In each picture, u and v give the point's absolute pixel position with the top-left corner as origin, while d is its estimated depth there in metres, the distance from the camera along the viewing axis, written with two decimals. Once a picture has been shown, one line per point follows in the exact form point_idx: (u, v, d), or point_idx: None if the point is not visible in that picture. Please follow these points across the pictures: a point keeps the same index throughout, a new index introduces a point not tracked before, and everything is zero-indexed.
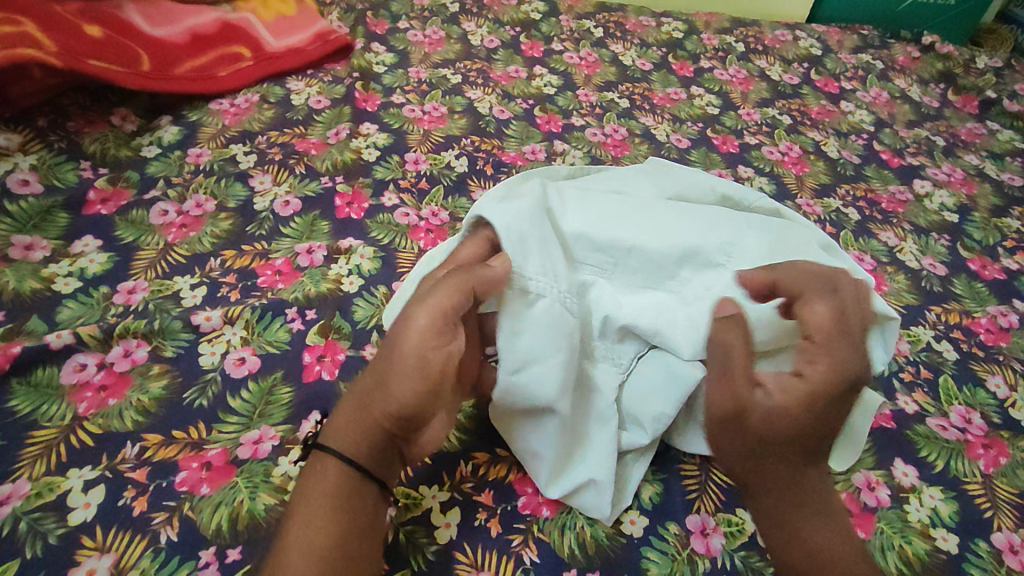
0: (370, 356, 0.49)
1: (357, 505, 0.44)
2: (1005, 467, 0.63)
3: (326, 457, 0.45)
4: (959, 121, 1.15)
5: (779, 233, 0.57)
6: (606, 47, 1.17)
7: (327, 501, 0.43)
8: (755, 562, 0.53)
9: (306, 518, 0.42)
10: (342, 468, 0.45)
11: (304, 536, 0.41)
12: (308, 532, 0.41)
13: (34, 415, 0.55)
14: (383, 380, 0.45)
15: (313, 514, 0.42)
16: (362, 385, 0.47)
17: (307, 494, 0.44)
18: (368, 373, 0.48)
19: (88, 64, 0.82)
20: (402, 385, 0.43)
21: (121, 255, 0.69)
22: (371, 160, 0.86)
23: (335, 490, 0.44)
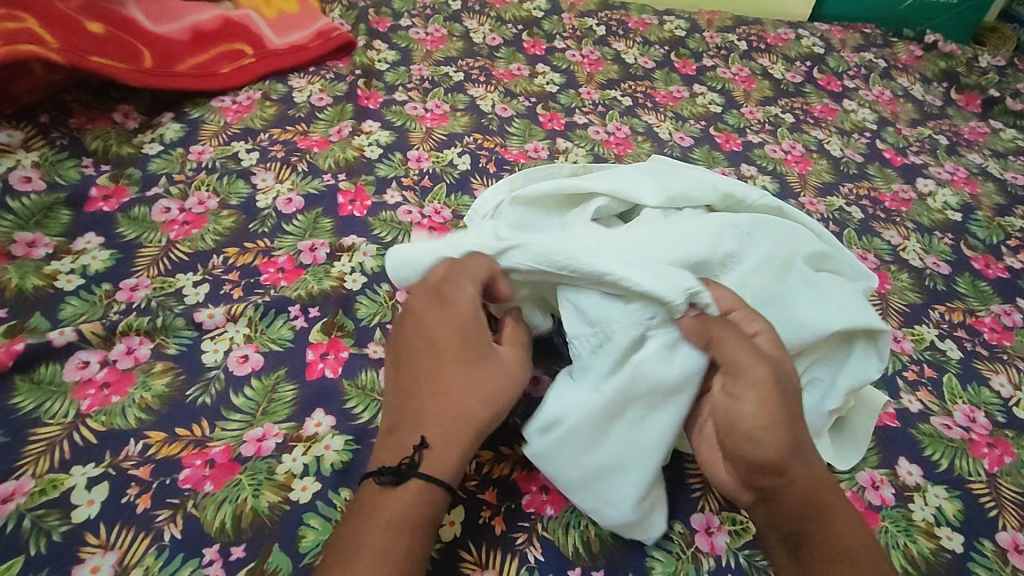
0: (443, 357, 0.51)
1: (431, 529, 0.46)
2: (1009, 466, 0.63)
3: (433, 486, 0.46)
4: (962, 120, 1.15)
5: (781, 237, 0.57)
6: (608, 45, 1.17)
7: (427, 533, 0.45)
8: (759, 561, 0.53)
9: (411, 549, 0.43)
10: (443, 496, 0.47)
11: (410, 568, 0.43)
12: (413, 567, 0.43)
13: (37, 412, 0.55)
14: (492, 395, 0.50)
15: (417, 547, 0.44)
16: (451, 389, 0.49)
17: (411, 527, 0.44)
18: (461, 377, 0.50)
19: (90, 60, 0.81)
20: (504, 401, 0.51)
21: (123, 252, 0.69)
22: (374, 158, 0.86)
23: (429, 522, 0.46)
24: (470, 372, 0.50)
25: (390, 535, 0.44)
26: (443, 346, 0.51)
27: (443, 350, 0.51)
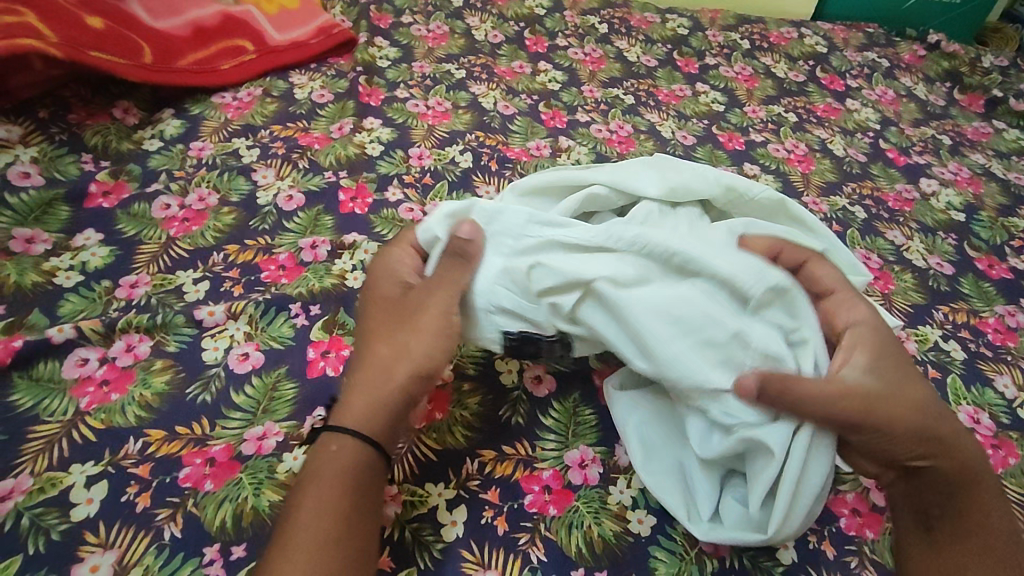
0: (375, 334, 0.54)
1: (363, 492, 0.47)
2: (1014, 467, 0.63)
3: (342, 438, 0.48)
4: (965, 120, 1.15)
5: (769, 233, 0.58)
6: (611, 43, 1.17)
7: (337, 480, 0.46)
8: (763, 562, 0.53)
9: (316, 495, 0.45)
10: (354, 445, 0.48)
11: (314, 511, 0.44)
12: (315, 509, 0.44)
13: (36, 410, 0.55)
14: (406, 350, 0.51)
15: (322, 492, 0.45)
16: (371, 356, 0.52)
17: (316, 476, 0.46)
18: (383, 347, 0.52)
19: (90, 55, 0.81)
20: (425, 346, 0.51)
21: (123, 249, 0.69)
22: (375, 155, 0.85)
23: (345, 474, 0.47)
24: (391, 338, 0.53)
25: (300, 488, 0.46)
26: (375, 326, 0.54)
27: (374, 329, 0.54)
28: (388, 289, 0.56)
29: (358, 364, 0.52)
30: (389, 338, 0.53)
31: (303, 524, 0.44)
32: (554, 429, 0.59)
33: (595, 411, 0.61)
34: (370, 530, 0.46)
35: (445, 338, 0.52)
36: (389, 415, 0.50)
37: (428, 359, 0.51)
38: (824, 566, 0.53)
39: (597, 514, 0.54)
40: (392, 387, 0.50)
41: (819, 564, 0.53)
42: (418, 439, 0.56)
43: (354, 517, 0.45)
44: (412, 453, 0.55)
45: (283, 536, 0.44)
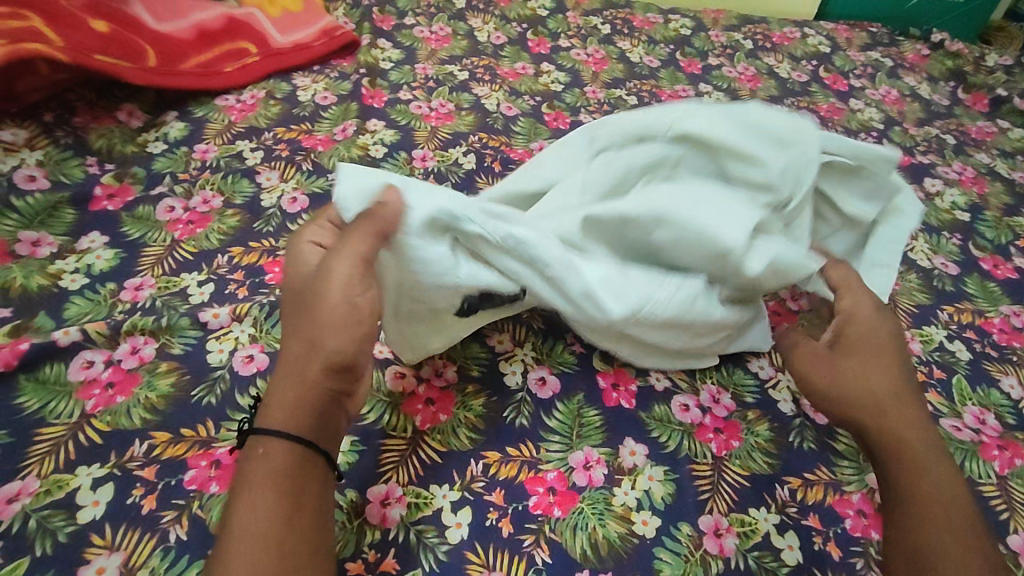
0: (289, 327, 0.49)
1: (303, 489, 0.44)
2: (1020, 469, 0.63)
3: (267, 439, 0.45)
4: (970, 119, 1.14)
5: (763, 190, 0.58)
6: (613, 43, 1.17)
7: (272, 482, 0.43)
8: (768, 563, 0.53)
9: (250, 503, 0.42)
10: (281, 446, 0.44)
11: (255, 522, 0.41)
12: (255, 520, 0.42)
13: (41, 412, 0.55)
14: (313, 344, 0.46)
15: (260, 499, 0.42)
16: (284, 353, 0.48)
17: (249, 485, 0.43)
18: (291, 343, 0.47)
19: (94, 59, 0.81)
20: (342, 334, 0.46)
21: (128, 251, 0.69)
22: (379, 157, 0.85)
23: (284, 476, 0.44)
24: (299, 331, 0.47)
25: (234, 502, 0.43)
26: (287, 318, 0.49)
27: (285, 324, 0.49)
28: (301, 274, 0.51)
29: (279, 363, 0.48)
30: (297, 330, 0.48)
31: (246, 538, 0.41)
32: (559, 431, 0.59)
33: (600, 412, 0.61)
34: (313, 522, 0.44)
35: (352, 323, 0.47)
36: (314, 407, 0.46)
37: (340, 350, 0.46)
38: (830, 567, 0.53)
39: (602, 515, 0.54)
40: (308, 382, 0.46)
41: (824, 565, 0.53)
42: (422, 441, 0.56)
43: (299, 514, 0.43)
44: (416, 454, 0.55)
45: (225, 554, 0.41)
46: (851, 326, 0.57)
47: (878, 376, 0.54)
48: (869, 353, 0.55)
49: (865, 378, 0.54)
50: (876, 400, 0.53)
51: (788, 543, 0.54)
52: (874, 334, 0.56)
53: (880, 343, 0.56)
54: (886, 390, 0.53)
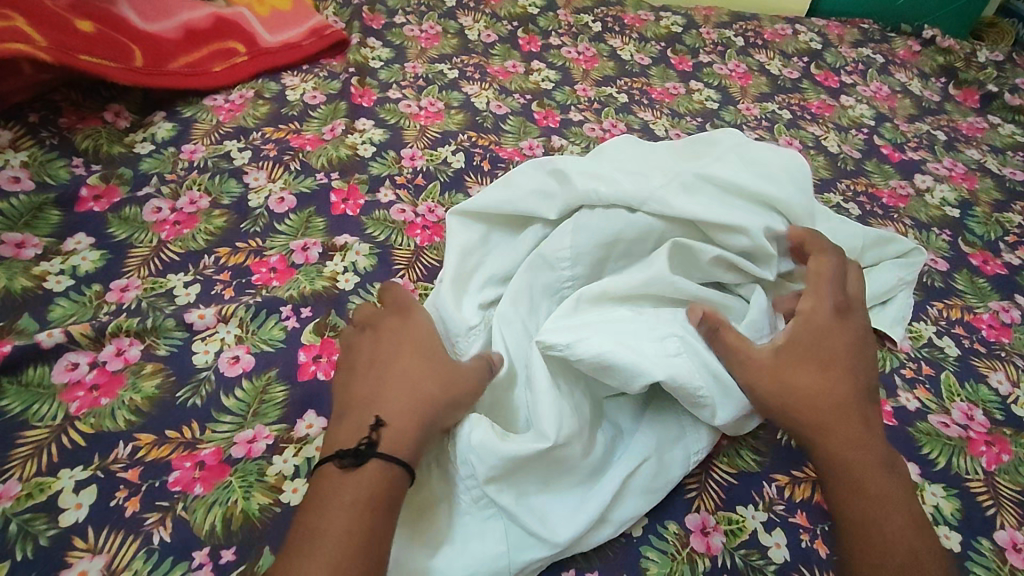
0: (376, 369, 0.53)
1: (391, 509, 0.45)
2: (1007, 464, 0.63)
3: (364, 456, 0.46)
4: (960, 115, 1.15)
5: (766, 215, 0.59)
6: (604, 41, 1.16)
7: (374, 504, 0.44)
8: (755, 560, 0.53)
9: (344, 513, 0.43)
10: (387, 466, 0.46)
11: (337, 526, 0.42)
12: (346, 524, 0.42)
13: (25, 415, 0.55)
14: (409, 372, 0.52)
15: (341, 512, 0.43)
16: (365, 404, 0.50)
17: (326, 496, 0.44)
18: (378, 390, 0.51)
19: (79, 59, 0.81)
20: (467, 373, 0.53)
21: (113, 252, 0.69)
22: (367, 156, 0.85)
23: (368, 492, 0.44)
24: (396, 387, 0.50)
25: (310, 516, 0.43)
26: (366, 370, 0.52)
27: (351, 392, 0.52)
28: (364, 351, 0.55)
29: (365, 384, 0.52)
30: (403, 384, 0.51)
31: (342, 547, 0.42)
32: None
33: None
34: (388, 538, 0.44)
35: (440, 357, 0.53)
36: (414, 436, 0.48)
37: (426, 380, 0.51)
38: (817, 564, 0.53)
39: None
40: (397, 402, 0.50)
41: (810, 562, 0.53)
42: None
43: (378, 521, 0.43)
44: None
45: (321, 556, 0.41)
46: (796, 333, 0.54)
47: (829, 387, 0.52)
48: (814, 363, 0.53)
49: (817, 391, 0.52)
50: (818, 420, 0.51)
51: (775, 541, 0.54)
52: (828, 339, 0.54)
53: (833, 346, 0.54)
54: (831, 408, 0.51)
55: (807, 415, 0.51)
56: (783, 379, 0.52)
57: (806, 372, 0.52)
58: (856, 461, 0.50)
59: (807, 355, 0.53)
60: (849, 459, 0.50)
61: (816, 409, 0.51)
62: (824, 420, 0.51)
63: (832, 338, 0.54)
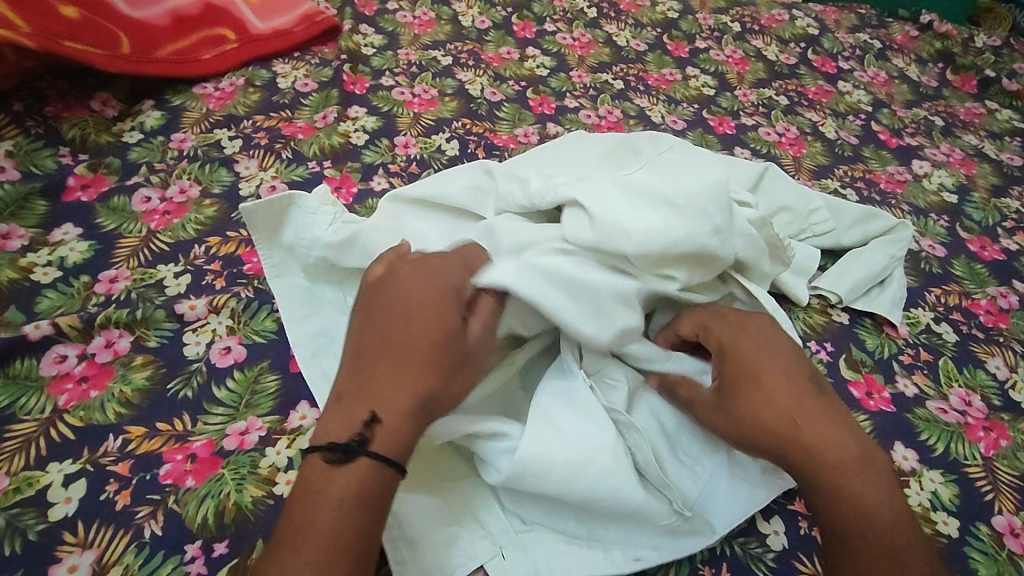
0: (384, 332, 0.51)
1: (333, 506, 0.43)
2: (1005, 450, 0.63)
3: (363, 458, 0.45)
4: (958, 101, 1.14)
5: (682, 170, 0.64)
6: (600, 27, 1.15)
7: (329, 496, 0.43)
8: (754, 548, 0.53)
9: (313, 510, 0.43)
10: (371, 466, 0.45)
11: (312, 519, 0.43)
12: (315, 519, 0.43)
13: (12, 408, 0.54)
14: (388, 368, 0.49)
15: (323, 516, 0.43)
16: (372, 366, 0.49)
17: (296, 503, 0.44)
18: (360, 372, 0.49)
19: (63, 46, 0.79)
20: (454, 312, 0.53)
21: (102, 243, 0.67)
22: (360, 144, 0.84)
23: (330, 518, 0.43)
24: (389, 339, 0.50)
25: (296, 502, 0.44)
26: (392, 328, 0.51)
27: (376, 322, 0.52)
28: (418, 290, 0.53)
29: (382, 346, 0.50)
30: (401, 308, 0.52)
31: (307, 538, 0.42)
32: None
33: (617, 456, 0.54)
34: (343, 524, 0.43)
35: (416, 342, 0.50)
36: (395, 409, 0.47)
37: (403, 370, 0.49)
38: (815, 551, 0.53)
39: None
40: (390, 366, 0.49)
41: (809, 550, 0.53)
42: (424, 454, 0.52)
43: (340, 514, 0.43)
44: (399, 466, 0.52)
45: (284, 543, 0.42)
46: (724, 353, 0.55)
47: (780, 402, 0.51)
48: (755, 359, 0.54)
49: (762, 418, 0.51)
50: (790, 407, 0.51)
51: (773, 528, 0.54)
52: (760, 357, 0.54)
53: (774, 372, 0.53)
54: (786, 391, 0.52)
55: (779, 431, 0.50)
56: (742, 388, 0.52)
57: (752, 382, 0.53)
58: (843, 465, 0.49)
59: (741, 370, 0.53)
60: (835, 463, 0.49)
61: (762, 420, 0.51)
62: (795, 422, 0.50)
63: (756, 342, 0.55)
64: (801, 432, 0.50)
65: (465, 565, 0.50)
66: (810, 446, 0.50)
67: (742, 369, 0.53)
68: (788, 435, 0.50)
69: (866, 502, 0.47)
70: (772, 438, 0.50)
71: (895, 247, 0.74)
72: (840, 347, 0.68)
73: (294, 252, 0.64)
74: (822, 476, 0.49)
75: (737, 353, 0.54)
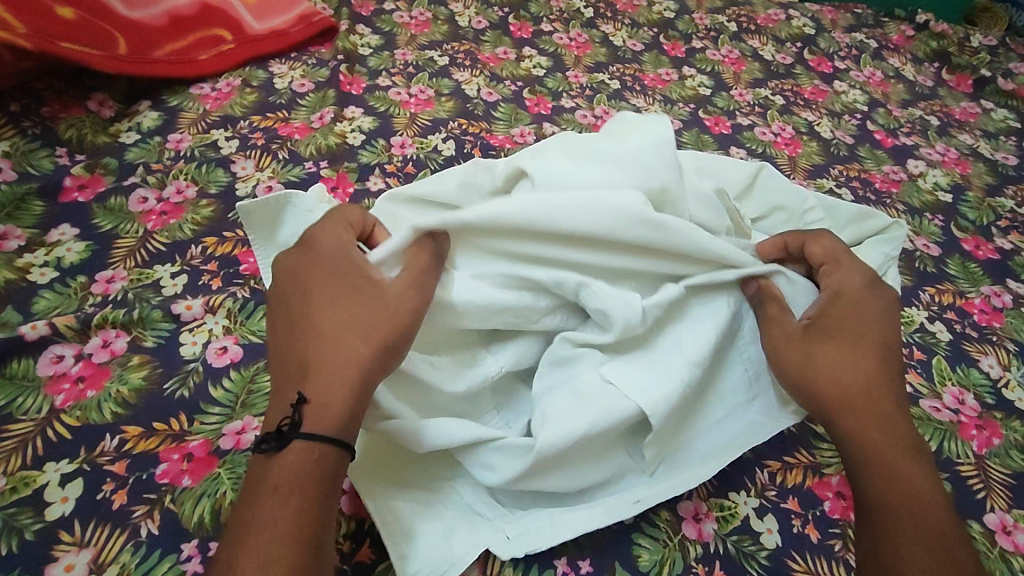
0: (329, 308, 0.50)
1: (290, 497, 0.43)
2: (998, 448, 0.63)
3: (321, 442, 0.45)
4: (953, 100, 1.14)
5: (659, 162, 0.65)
6: (596, 27, 1.15)
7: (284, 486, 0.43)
8: (747, 546, 0.53)
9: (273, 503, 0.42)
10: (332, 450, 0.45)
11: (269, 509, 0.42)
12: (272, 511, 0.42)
13: (10, 408, 0.54)
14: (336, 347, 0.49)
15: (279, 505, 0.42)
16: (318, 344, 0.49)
17: (262, 500, 0.42)
18: (322, 350, 0.48)
19: (60, 47, 0.79)
20: (407, 283, 0.52)
21: (98, 243, 0.68)
22: (357, 145, 0.84)
23: (297, 516, 0.42)
24: (333, 317, 0.50)
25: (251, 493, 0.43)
26: (337, 307, 0.51)
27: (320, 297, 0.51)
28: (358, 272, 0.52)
29: (328, 324, 0.50)
30: (343, 285, 0.52)
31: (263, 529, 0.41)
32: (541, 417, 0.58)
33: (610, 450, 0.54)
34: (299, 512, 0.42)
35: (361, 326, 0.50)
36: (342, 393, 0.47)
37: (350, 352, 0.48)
38: (808, 549, 0.54)
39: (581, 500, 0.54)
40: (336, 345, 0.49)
41: (802, 548, 0.54)
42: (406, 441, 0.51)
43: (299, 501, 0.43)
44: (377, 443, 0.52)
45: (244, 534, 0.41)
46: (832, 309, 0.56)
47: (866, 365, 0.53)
48: (870, 333, 0.55)
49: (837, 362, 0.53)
50: (870, 388, 0.52)
51: (766, 526, 0.55)
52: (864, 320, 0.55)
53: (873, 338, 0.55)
54: (879, 373, 0.53)
55: (858, 392, 0.52)
56: (838, 347, 0.54)
57: (861, 349, 0.54)
58: (908, 463, 0.49)
59: (856, 331, 0.54)
60: (899, 456, 0.49)
61: (847, 382, 0.52)
62: (873, 402, 0.52)
63: (874, 320, 0.55)
64: (864, 416, 0.51)
65: (466, 554, 0.50)
66: (878, 427, 0.51)
67: (853, 333, 0.54)
68: (856, 400, 0.52)
69: (912, 501, 0.47)
70: (847, 398, 0.52)
71: (890, 247, 0.72)
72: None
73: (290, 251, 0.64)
74: (872, 458, 0.50)
75: (851, 323, 0.55)
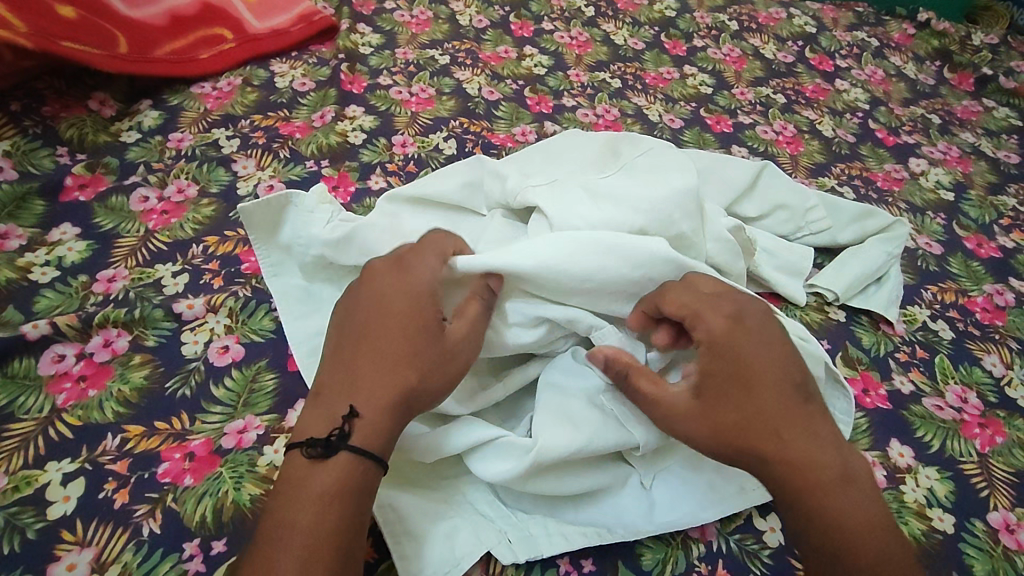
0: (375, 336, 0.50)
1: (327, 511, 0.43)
2: (1001, 447, 0.63)
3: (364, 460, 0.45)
4: (955, 98, 1.14)
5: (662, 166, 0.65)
6: (597, 26, 1.15)
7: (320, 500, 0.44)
8: (750, 545, 0.53)
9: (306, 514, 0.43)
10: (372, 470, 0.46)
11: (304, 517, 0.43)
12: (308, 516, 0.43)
13: (11, 407, 0.54)
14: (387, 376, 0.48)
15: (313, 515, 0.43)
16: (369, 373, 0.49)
17: (293, 506, 0.43)
18: (365, 368, 0.49)
19: (61, 46, 0.79)
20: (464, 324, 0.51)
21: (99, 242, 0.68)
22: (358, 143, 0.84)
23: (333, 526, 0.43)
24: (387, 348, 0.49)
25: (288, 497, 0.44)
26: (389, 337, 0.50)
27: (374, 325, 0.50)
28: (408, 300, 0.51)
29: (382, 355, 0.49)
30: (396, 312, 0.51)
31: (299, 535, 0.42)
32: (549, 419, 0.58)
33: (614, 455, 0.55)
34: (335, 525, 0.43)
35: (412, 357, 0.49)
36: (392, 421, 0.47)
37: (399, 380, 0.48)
38: None
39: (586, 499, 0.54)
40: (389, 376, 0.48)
41: None
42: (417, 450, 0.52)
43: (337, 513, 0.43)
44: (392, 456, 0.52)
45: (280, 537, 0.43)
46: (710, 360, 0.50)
47: (764, 407, 0.49)
48: (756, 370, 0.50)
49: (733, 424, 0.49)
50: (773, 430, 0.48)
51: (770, 525, 0.55)
52: (754, 351, 0.50)
53: (768, 372, 0.50)
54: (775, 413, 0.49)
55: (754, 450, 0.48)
56: (726, 401, 0.49)
57: (745, 393, 0.49)
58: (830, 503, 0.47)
59: (734, 377, 0.49)
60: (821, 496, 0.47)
61: (739, 440, 0.49)
62: (781, 448, 0.48)
63: (755, 352, 0.50)
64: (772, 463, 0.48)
65: (470, 554, 0.50)
66: (788, 475, 0.48)
67: (735, 378, 0.49)
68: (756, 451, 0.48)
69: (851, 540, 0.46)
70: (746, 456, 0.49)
71: (892, 245, 0.73)
72: (836, 344, 0.68)
73: (292, 251, 0.64)
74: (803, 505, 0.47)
75: (731, 364, 0.50)
